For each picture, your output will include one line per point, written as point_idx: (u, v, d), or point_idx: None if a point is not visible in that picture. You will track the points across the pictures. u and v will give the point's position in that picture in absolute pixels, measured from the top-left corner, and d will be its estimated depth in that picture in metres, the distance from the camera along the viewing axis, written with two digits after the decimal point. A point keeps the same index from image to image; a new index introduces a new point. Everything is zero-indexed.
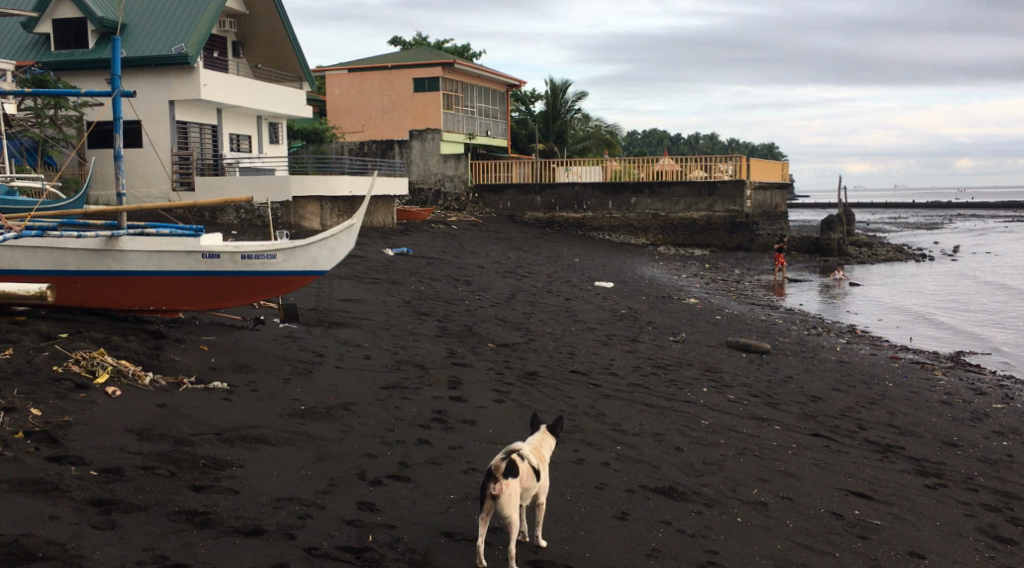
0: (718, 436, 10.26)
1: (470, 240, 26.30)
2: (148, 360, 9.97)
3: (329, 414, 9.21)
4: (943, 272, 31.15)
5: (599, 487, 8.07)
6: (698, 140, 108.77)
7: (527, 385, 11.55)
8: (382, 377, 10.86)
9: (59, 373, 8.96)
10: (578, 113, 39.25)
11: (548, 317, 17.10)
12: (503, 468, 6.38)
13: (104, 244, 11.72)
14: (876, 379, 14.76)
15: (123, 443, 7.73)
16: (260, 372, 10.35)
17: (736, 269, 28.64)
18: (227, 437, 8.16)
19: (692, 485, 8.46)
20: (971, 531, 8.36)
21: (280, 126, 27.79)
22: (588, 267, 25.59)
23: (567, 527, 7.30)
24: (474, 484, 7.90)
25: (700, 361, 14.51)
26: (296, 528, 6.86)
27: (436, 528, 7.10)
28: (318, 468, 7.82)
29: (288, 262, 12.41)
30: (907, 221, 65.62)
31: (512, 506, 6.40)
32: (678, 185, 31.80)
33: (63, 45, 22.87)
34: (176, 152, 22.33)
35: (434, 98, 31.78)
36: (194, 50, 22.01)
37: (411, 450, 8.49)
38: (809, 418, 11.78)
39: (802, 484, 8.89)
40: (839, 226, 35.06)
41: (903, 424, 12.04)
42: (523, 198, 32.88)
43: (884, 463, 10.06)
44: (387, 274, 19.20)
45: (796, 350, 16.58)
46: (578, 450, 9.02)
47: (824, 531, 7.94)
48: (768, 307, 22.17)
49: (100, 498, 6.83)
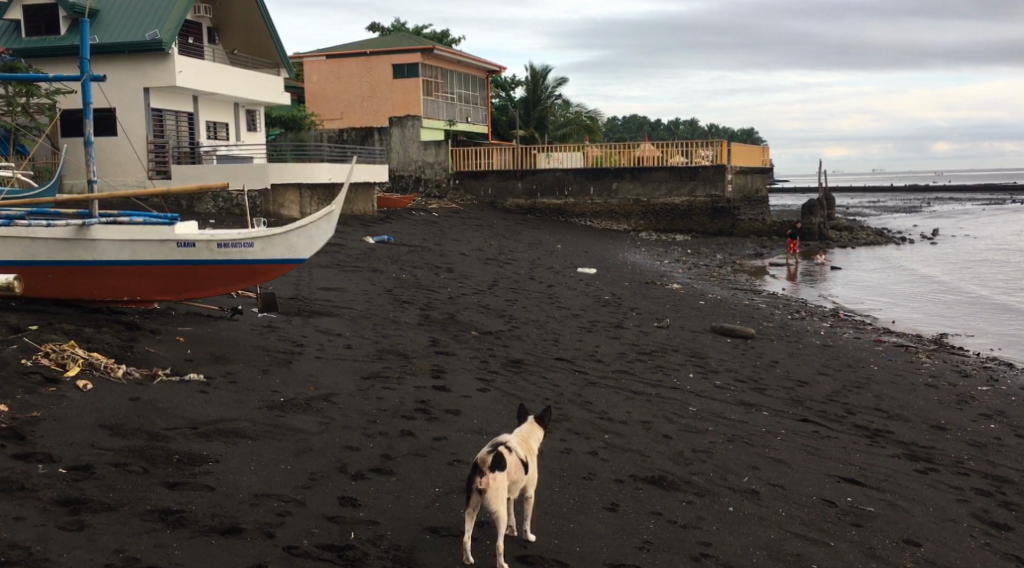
0: (707, 423, 10.09)
1: (451, 228, 26.04)
2: (120, 353, 9.71)
3: (309, 405, 8.95)
4: (923, 255, 31.18)
5: (588, 477, 7.86)
6: (678, 125, 108.92)
7: (512, 373, 11.35)
8: (364, 367, 10.61)
9: (28, 366, 8.67)
10: (559, 99, 39.11)
11: (530, 304, 16.89)
12: (489, 460, 6.12)
13: (74, 234, 11.40)
14: (860, 363, 14.63)
15: (94, 438, 7.44)
16: (238, 363, 10.09)
17: (718, 254, 28.51)
18: (203, 432, 7.89)
19: (682, 474, 8.25)
20: (964, 517, 8.20)
21: (257, 114, 27.37)
22: (571, 254, 25.37)
23: (556, 521, 7.07)
24: (459, 477, 7.67)
25: (686, 347, 14.30)
26: (274, 526, 6.60)
27: (421, 523, 6.86)
28: (298, 462, 7.57)
29: (267, 251, 12.17)
30: (886, 205, 65.68)
31: (499, 500, 6.13)
32: (659, 169, 31.57)
33: (34, 32, 22.41)
34: (152, 139, 21.96)
35: (413, 85, 31.60)
36: (168, 36, 21.61)
37: (394, 442, 8.26)
38: (797, 403, 11.64)
39: (792, 471, 8.71)
40: (818, 211, 35.08)
41: (890, 408, 11.92)
42: (504, 185, 32.43)
43: (874, 448, 9.92)
44: (368, 262, 18.89)
45: (780, 335, 16.47)
46: (565, 440, 8.82)
47: (818, 519, 7.74)
48: (751, 292, 22.03)
49: (68, 497, 6.55)
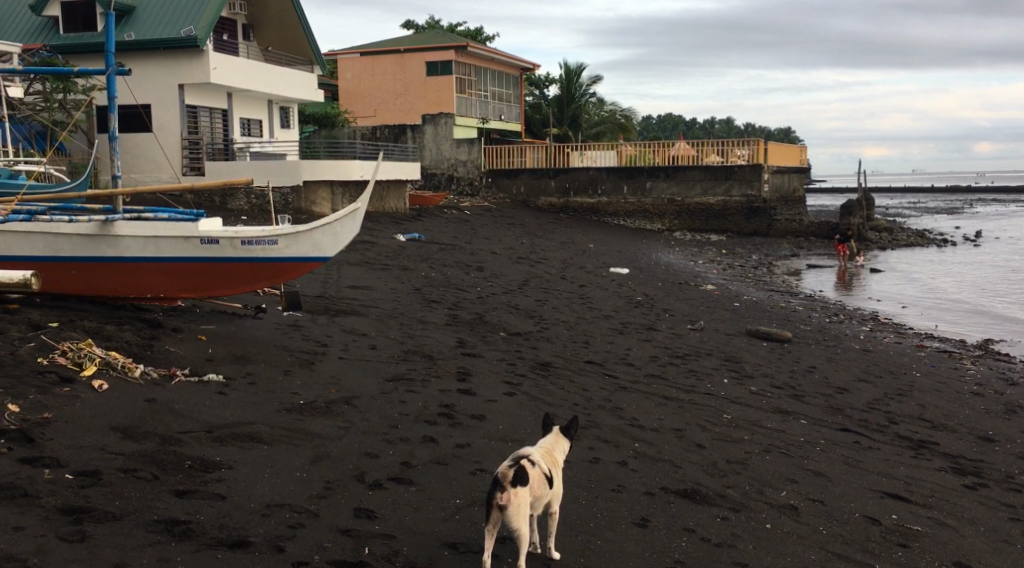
0: (743, 432, 9.68)
1: (483, 226, 25.75)
2: (140, 352, 9.48)
3: (329, 409, 8.66)
4: (966, 258, 30.39)
5: (616, 489, 7.49)
6: (714, 126, 108.12)
7: (540, 376, 11.00)
8: (388, 369, 10.30)
9: (44, 365, 8.46)
10: (593, 97, 38.73)
11: (561, 304, 16.56)
12: (510, 475, 5.78)
13: (98, 229, 11.21)
14: (902, 369, 14.14)
15: (105, 442, 7.20)
16: (259, 364, 9.82)
17: (754, 255, 27.97)
18: (218, 436, 7.62)
19: (716, 487, 7.86)
20: (1018, 538, 7.73)
21: (291, 111, 27.21)
22: (603, 253, 25.00)
23: (582, 537, 6.70)
24: (481, 487, 7.33)
25: (720, 351, 13.89)
26: (284, 539, 6.31)
27: (439, 538, 6.54)
28: (314, 470, 7.27)
29: (291, 248, 11.88)
30: (926, 205, 64.57)
31: (521, 518, 5.78)
32: (694, 168, 31.05)
33: (70, 28, 22.41)
34: (186, 136, 21.86)
35: (447, 82, 31.34)
36: (204, 32, 21.50)
37: (415, 449, 7.94)
38: (837, 411, 11.19)
39: (833, 485, 8.29)
40: (858, 212, 34.40)
41: (934, 418, 11.44)
42: (537, 183, 32.11)
43: (920, 461, 9.45)
44: (397, 260, 18.59)
45: (818, 339, 15.98)
46: (593, 449, 8.44)
47: (861, 539, 7.30)
48: (787, 294, 21.50)
49: (72, 506, 6.30)
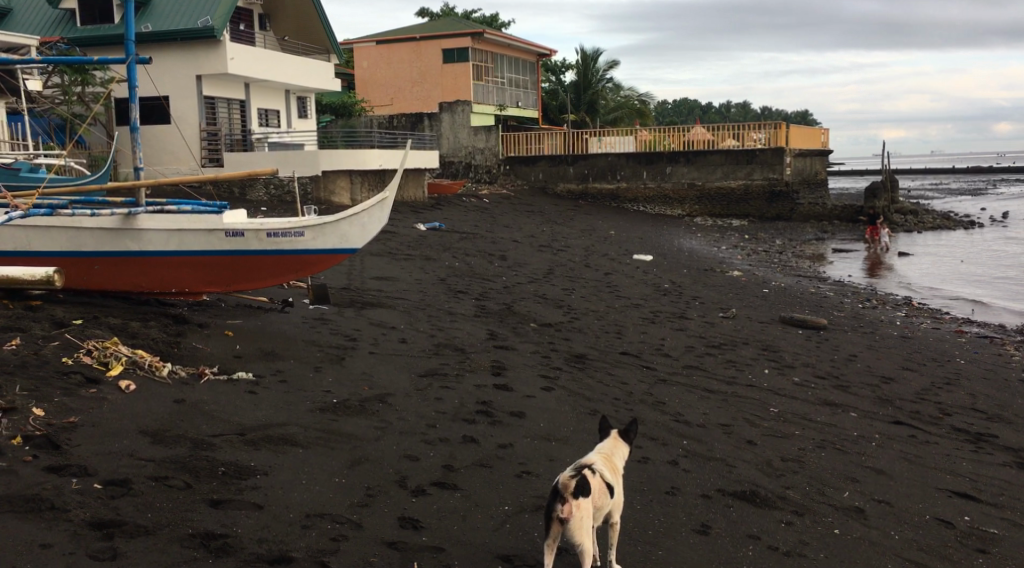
0: (792, 427, 9.26)
1: (503, 214, 25.29)
2: (167, 350, 9.13)
3: (364, 408, 8.30)
4: (996, 240, 29.71)
5: (671, 492, 7.10)
6: (728, 110, 107.02)
7: (577, 369, 10.61)
8: (420, 364, 9.94)
9: (69, 365, 8.11)
10: (610, 82, 38.20)
11: (589, 293, 16.14)
12: (572, 486, 5.42)
13: (122, 223, 10.86)
14: (945, 356, 13.67)
15: (133, 448, 6.86)
16: (288, 360, 9.46)
17: (778, 239, 27.44)
18: (251, 439, 7.28)
19: (775, 488, 7.45)
20: None
21: (309, 100, 26.83)
22: (625, 240, 24.53)
23: (642, 547, 6.32)
24: (527, 491, 6.97)
25: (757, 340, 13.45)
26: (327, 554, 5.97)
27: (490, 550, 6.18)
28: (352, 475, 6.93)
29: (318, 240, 11.51)
30: (949, 187, 63.68)
31: (584, 532, 5.45)
32: (714, 153, 30.50)
33: (88, 20, 22.09)
34: (204, 127, 21.56)
35: (464, 69, 30.88)
36: (221, 23, 21.11)
37: (456, 450, 7.58)
38: (886, 402, 10.75)
39: (896, 484, 7.86)
40: (882, 195, 33.73)
41: (988, 408, 10.97)
42: (556, 169, 31.60)
43: (981, 456, 9.00)
44: (419, 250, 18.22)
45: (855, 326, 15.50)
46: (642, 447, 8.05)
47: (937, 544, 6.89)
48: (816, 279, 20.99)
49: (101, 520, 5.97)
